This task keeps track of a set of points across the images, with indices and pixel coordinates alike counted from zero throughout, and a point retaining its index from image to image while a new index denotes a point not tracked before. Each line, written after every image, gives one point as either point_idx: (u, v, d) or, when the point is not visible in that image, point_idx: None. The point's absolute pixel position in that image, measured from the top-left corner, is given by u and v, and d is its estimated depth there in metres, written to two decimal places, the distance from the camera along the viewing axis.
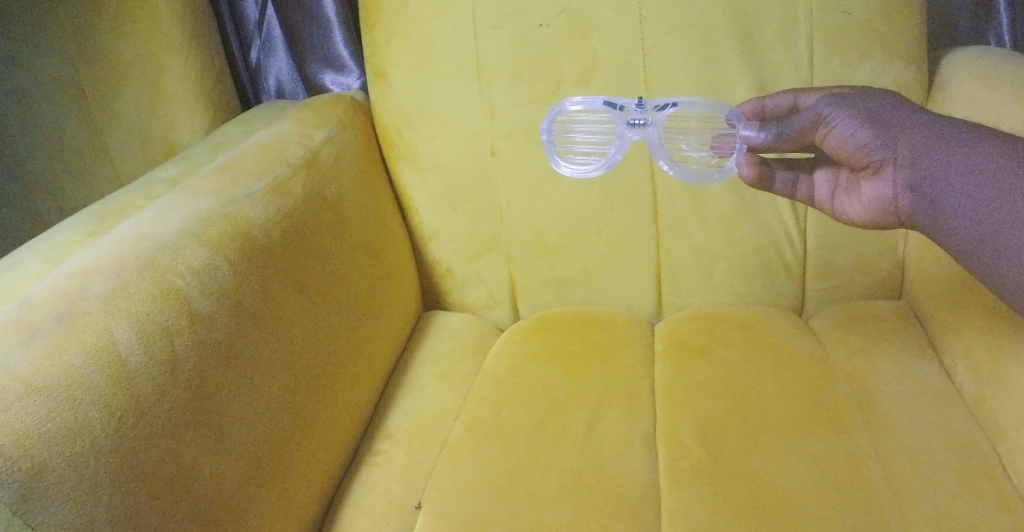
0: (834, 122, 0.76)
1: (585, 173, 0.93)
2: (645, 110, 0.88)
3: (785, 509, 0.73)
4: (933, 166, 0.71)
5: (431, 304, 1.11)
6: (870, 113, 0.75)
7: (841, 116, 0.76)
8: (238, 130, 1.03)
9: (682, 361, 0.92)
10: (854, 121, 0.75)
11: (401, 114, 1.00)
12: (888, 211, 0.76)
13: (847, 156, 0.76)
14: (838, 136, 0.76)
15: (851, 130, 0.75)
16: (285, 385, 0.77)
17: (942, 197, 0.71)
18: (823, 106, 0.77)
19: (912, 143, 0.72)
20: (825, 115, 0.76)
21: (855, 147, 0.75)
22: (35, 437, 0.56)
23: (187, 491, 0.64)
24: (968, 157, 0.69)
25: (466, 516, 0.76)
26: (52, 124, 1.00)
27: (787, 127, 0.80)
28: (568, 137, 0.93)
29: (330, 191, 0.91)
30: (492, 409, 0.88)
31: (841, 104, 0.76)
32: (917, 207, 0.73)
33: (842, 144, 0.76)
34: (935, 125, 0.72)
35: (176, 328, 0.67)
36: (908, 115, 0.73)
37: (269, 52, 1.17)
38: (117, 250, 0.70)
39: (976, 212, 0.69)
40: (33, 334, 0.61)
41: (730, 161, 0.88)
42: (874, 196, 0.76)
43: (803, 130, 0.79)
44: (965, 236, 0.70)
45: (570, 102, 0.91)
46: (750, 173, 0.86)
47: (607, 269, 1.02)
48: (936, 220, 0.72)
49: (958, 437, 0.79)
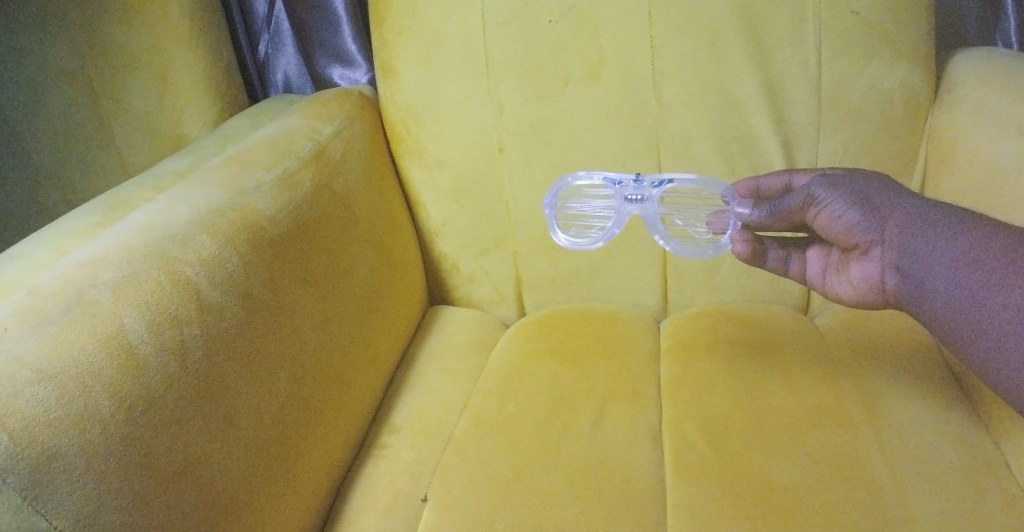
0: (826, 203, 0.78)
1: (585, 247, 0.92)
2: (643, 187, 0.88)
3: (791, 506, 0.73)
4: (918, 247, 0.71)
5: (436, 299, 1.12)
6: (860, 194, 0.76)
7: (832, 197, 0.77)
8: (246, 123, 1.03)
9: (688, 357, 0.92)
10: (845, 202, 0.77)
11: (409, 110, 1.00)
12: (876, 291, 0.77)
13: (836, 236, 0.78)
14: (828, 216, 0.78)
15: (841, 211, 0.77)
16: (298, 403, 0.77)
17: (926, 277, 0.71)
18: (815, 186, 0.79)
19: (900, 224, 0.73)
20: (817, 195, 0.78)
21: (845, 226, 0.76)
22: (45, 422, 0.56)
23: (196, 482, 0.65)
24: (953, 237, 0.70)
25: (473, 510, 0.76)
26: (61, 119, 0.99)
27: (778, 206, 0.81)
28: (570, 211, 0.93)
29: (340, 184, 0.92)
30: (498, 404, 0.88)
31: (835, 185, 0.78)
32: (905, 286, 0.73)
33: (832, 224, 0.77)
34: (923, 207, 0.73)
35: (186, 317, 0.68)
36: (896, 198, 0.75)
37: (277, 47, 1.17)
38: (126, 240, 0.70)
39: (956, 296, 0.68)
40: (43, 321, 0.61)
41: (725, 238, 0.87)
42: (862, 276, 0.77)
43: (795, 209, 0.80)
44: (947, 319, 0.70)
45: (573, 178, 0.91)
46: (744, 250, 0.84)
47: (613, 266, 1.03)
48: (922, 302, 0.72)
49: (965, 436, 0.79)
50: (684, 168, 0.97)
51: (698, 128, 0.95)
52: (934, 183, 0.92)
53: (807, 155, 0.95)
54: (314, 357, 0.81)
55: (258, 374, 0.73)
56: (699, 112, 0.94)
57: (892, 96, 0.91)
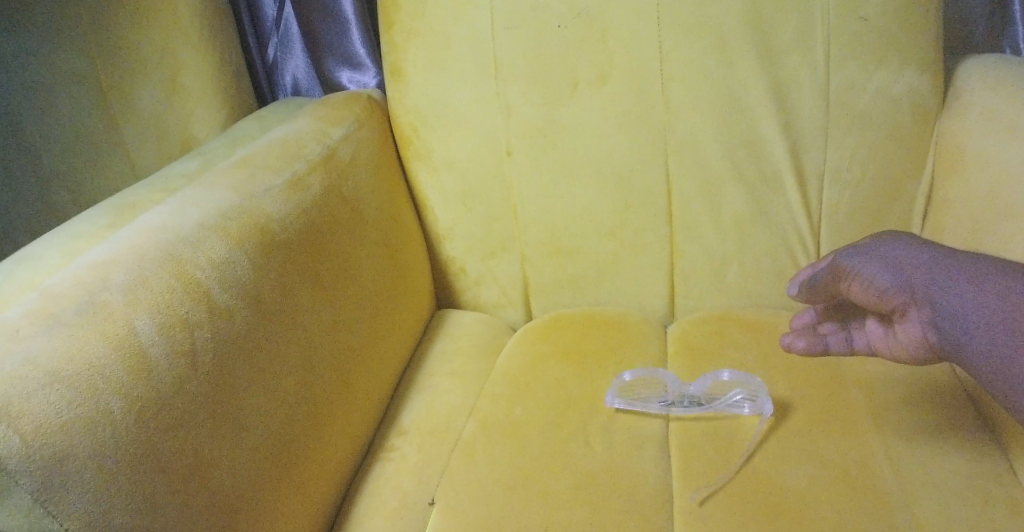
0: (856, 273, 0.77)
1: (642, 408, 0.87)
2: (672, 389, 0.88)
3: (797, 511, 0.73)
4: (952, 305, 0.70)
5: (443, 301, 1.12)
6: (888, 258, 0.75)
7: (861, 265, 0.77)
8: (255, 126, 1.04)
9: (694, 362, 0.92)
10: (872, 268, 0.76)
11: (417, 113, 1.00)
12: (924, 352, 0.74)
13: (873, 303, 0.76)
14: (861, 286, 0.77)
15: (873, 277, 0.75)
16: (307, 407, 0.78)
17: (963, 337, 0.69)
18: (842, 257, 0.79)
19: (926, 281, 0.71)
20: (846, 267, 0.78)
21: (877, 292, 0.75)
22: (56, 424, 0.57)
23: (205, 484, 0.65)
24: (979, 291, 0.69)
25: (479, 512, 0.76)
26: (70, 121, 0.99)
27: (813, 280, 0.82)
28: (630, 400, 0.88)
29: (348, 187, 0.92)
30: (505, 407, 0.88)
31: (862, 252, 0.78)
32: (946, 346, 0.71)
33: (865, 292, 0.76)
34: (948, 263, 0.72)
35: (196, 321, 0.68)
36: (923, 256, 0.73)
37: (286, 49, 1.17)
38: (137, 242, 0.71)
39: (996, 359, 0.67)
40: (54, 323, 0.62)
41: (760, 397, 0.84)
42: (907, 338, 0.75)
43: (829, 281, 0.81)
44: (993, 379, 0.68)
45: (634, 374, 0.89)
46: (802, 346, 0.87)
47: (620, 270, 1.03)
48: (965, 362, 0.70)
49: (971, 442, 0.79)
50: (692, 172, 0.97)
51: (706, 133, 0.95)
52: (941, 189, 0.92)
53: (815, 160, 0.95)
54: (323, 361, 0.81)
55: (268, 377, 0.73)
56: (707, 117, 0.94)
57: (900, 101, 0.91)
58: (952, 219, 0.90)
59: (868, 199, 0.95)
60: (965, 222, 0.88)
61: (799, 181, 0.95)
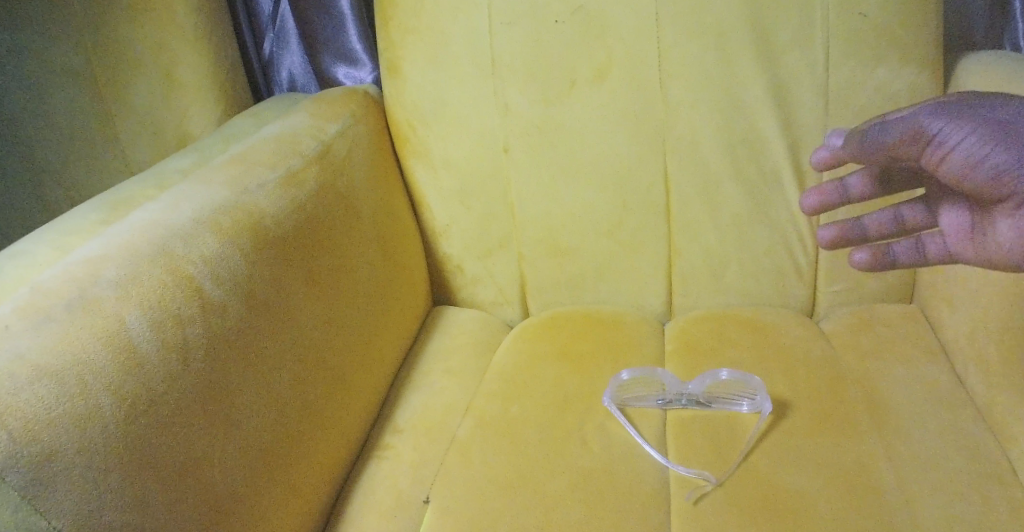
0: (954, 144, 0.66)
1: (637, 404, 0.87)
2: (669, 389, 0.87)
3: (796, 511, 0.72)
4: None
5: (440, 299, 1.11)
6: (1003, 129, 0.64)
7: (965, 136, 0.65)
8: (251, 122, 1.03)
9: (692, 360, 0.92)
10: (979, 140, 0.64)
11: (414, 110, 1.00)
12: None
13: (975, 184, 0.66)
14: (961, 159, 0.65)
15: (986, 152, 0.64)
16: (300, 403, 0.77)
17: None
18: (934, 124, 0.67)
19: None
20: (941, 136, 0.66)
21: (989, 172, 0.64)
22: (45, 421, 0.56)
23: (197, 481, 0.64)
24: None
25: (475, 512, 0.76)
26: (64, 116, 0.99)
27: (884, 143, 0.70)
28: (626, 398, 0.87)
29: (344, 183, 0.91)
30: (501, 405, 0.88)
31: (963, 119, 0.66)
32: None
33: (969, 169, 0.65)
34: None
35: (188, 317, 0.67)
36: None
37: (282, 45, 1.16)
38: (130, 238, 0.70)
39: None
40: (44, 319, 0.61)
41: (759, 394, 0.84)
42: (1017, 236, 0.66)
43: (908, 146, 0.69)
44: None
45: (630, 373, 0.89)
46: (861, 260, 0.80)
47: (617, 268, 1.02)
48: None
49: (971, 441, 0.78)
50: (690, 170, 0.96)
51: (705, 130, 0.94)
52: None
53: (814, 158, 0.94)
54: (317, 358, 0.80)
55: (260, 374, 0.73)
56: (705, 114, 0.93)
57: (900, 99, 0.90)
58: None
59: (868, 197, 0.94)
60: None
61: (798, 179, 0.95)
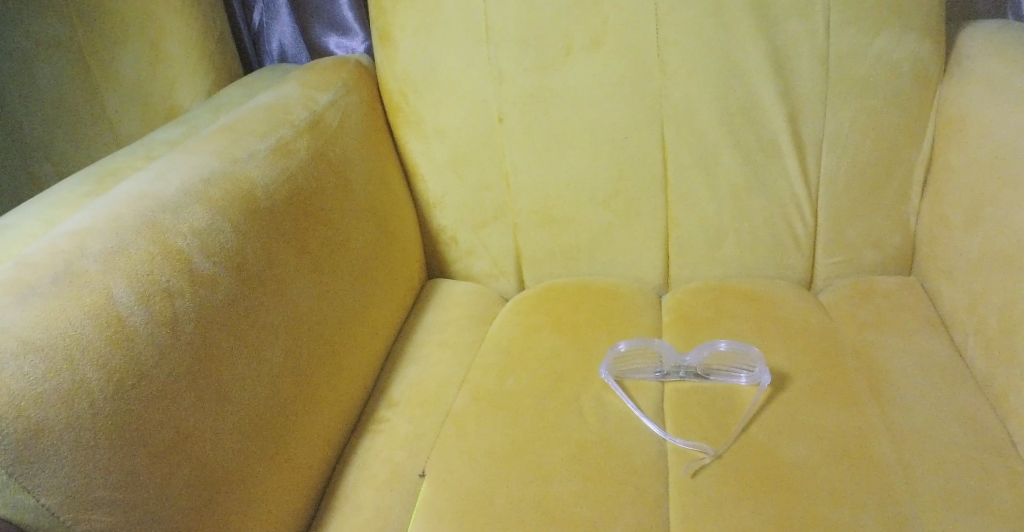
0: None
1: (636, 377, 0.86)
2: (668, 360, 0.86)
3: (793, 482, 0.72)
4: None
5: (434, 272, 1.10)
6: None
7: None
8: (241, 93, 1.01)
9: (689, 332, 0.91)
10: None
11: (406, 79, 0.98)
12: None
13: None
14: None
15: None
16: (293, 376, 0.76)
17: None
18: None
19: None
20: None
21: None
22: (31, 396, 0.55)
23: (188, 455, 0.63)
24: None
25: (471, 485, 0.75)
26: (51, 92, 0.97)
27: None
28: (625, 371, 0.87)
29: (335, 154, 0.90)
30: (497, 378, 0.87)
31: None
32: None
33: None
34: None
35: (177, 289, 0.66)
36: None
37: (272, 15, 1.13)
38: (116, 210, 0.68)
39: None
40: (29, 292, 0.59)
41: (758, 368, 0.83)
42: None
43: None
44: None
45: (628, 344, 0.88)
46: None
47: (614, 240, 1.01)
48: None
49: (969, 413, 0.77)
50: (688, 139, 0.94)
51: (702, 99, 0.93)
52: (943, 155, 0.90)
53: (814, 127, 0.93)
54: (310, 330, 0.79)
55: (252, 347, 0.72)
56: (703, 82, 0.92)
57: (901, 66, 0.89)
58: (954, 187, 0.88)
59: (868, 166, 0.93)
60: (966, 188, 0.86)
61: (798, 148, 0.93)
